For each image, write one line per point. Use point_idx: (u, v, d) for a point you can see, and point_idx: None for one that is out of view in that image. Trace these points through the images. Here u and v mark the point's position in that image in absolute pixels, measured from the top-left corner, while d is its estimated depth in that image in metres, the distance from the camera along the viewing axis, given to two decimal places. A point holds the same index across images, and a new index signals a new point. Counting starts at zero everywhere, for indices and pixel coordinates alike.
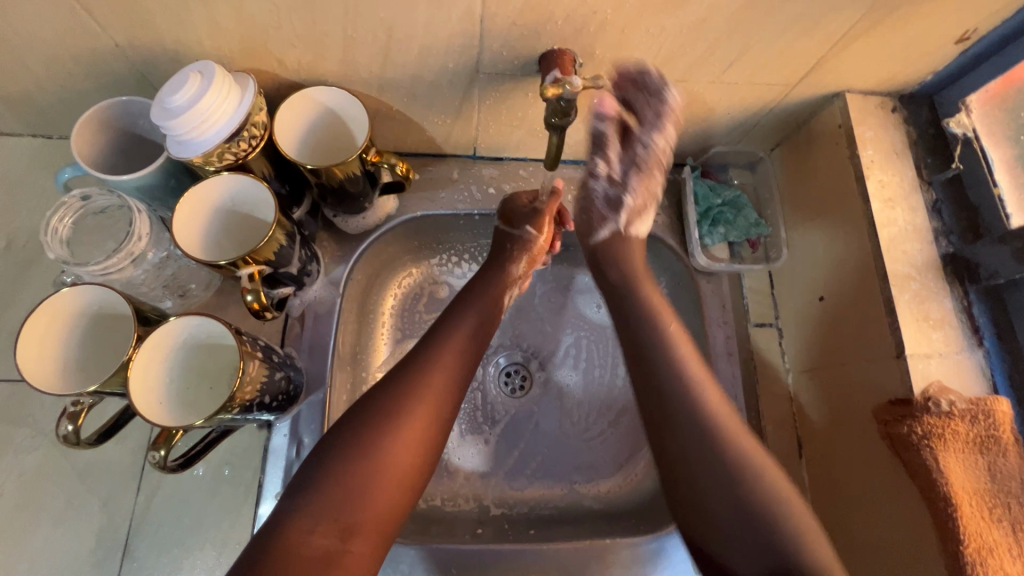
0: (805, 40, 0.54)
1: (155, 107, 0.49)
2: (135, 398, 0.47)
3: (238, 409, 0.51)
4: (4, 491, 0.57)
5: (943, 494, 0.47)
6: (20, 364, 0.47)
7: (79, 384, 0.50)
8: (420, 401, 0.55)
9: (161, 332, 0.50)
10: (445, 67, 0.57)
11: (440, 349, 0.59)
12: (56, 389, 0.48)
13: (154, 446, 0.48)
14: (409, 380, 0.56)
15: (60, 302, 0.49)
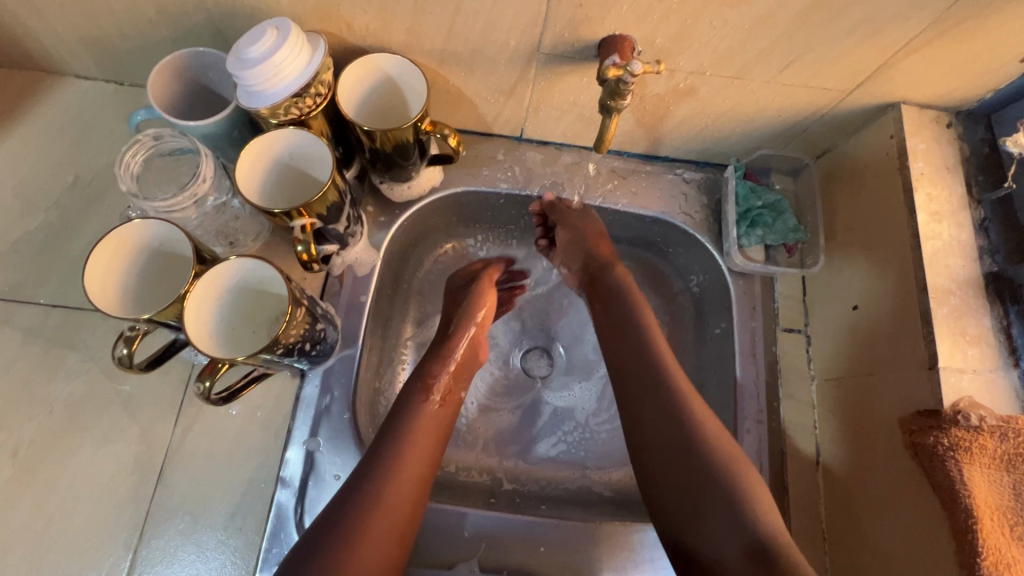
0: (867, 46, 0.54)
1: (231, 57, 0.52)
2: (188, 329, 0.50)
3: (281, 351, 0.53)
4: (52, 409, 0.60)
5: (965, 506, 0.47)
6: (87, 282, 0.49)
7: (134, 311, 0.52)
8: (388, 484, 0.53)
9: (218, 271, 0.52)
10: (506, 45, 0.58)
11: (407, 439, 0.56)
12: (116, 312, 0.51)
13: (200, 377, 0.51)
14: (376, 469, 0.54)
15: (129, 232, 0.51)
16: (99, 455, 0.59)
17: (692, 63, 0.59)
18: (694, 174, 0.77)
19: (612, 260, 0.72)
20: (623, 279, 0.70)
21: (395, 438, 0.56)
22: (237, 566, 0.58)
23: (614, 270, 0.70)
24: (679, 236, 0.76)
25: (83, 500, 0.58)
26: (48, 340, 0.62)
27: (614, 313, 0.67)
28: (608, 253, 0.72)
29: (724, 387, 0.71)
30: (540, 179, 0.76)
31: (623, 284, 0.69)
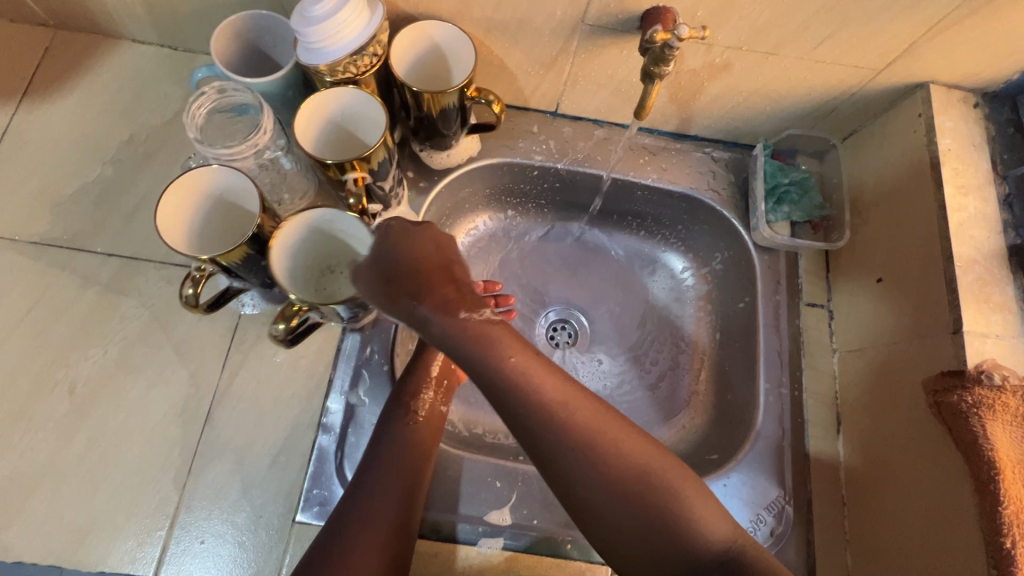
0: (901, 23, 0.57)
1: (296, 15, 0.55)
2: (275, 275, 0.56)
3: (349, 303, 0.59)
4: (106, 350, 0.63)
5: (987, 458, 0.49)
6: (159, 214, 0.53)
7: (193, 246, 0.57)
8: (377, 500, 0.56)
9: (299, 221, 0.57)
10: (553, 15, 0.61)
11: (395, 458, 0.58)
12: (178, 245, 0.55)
13: (275, 322, 0.58)
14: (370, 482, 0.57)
15: (202, 176, 0.55)
16: (150, 396, 0.62)
17: (730, 37, 0.61)
18: (722, 153, 0.80)
19: (449, 300, 0.57)
20: (459, 328, 0.55)
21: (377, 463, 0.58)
22: (278, 506, 0.60)
23: (441, 314, 0.55)
24: (705, 213, 0.79)
25: (135, 437, 0.61)
26: (105, 285, 0.65)
27: (472, 357, 0.53)
28: (445, 292, 0.57)
29: (747, 358, 0.73)
30: (573, 153, 0.78)
31: (469, 325, 0.55)
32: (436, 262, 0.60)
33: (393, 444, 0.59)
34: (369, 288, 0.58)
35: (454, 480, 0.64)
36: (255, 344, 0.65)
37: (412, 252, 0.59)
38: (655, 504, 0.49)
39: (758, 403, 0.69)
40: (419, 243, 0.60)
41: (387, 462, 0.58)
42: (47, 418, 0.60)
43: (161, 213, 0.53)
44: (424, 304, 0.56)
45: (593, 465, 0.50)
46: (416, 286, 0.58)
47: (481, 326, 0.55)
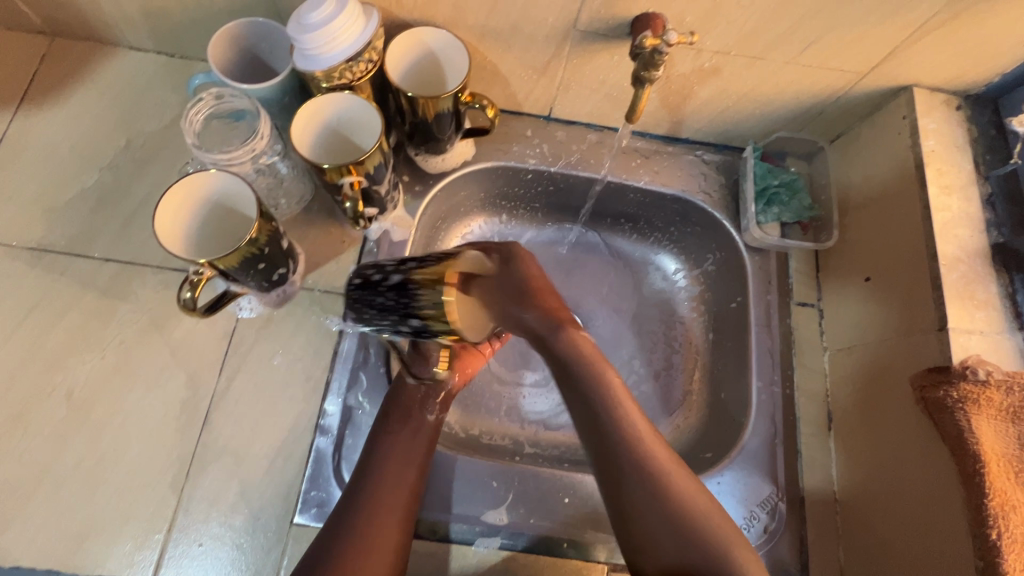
0: (884, 28, 0.58)
1: (292, 23, 0.56)
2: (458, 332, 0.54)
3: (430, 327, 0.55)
4: (104, 355, 0.63)
5: (973, 452, 0.50)
6: (158, 215, 0.54)
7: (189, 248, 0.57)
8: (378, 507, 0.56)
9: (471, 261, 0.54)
10: (545, 20, 0.62)
11: (391, 464, 0.58)
12: (174, 247, 0.55)
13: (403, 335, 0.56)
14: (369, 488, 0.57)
15: (204, 179, 0.56)
16: (148, 400, 0.62)
17: (718, 42, 0.62)
18: (713, 156, 0.81)
19: (560, 316, 0.57)
20: (573, 342, 0.55)
21: (374, 469, 0.58)
22: (276, 508, 0.60)
23: (555, 329, 0.55)
24: (697, 214, 0.80)
25: (132, 441, 0.61)
26: (102, 290, 0.66)
27: (573, 368, 0.54)
28: (552, 305, 0.58)
29: (739, 357, 0.74)
30: (567, 156, 0.79)
31: (573, 343, 0.55)
32: (540, 277, 0.60)
33: (387, 454, 0.59)
34: (495, 300, 0.56)
35: (450, 481, 0.64)
36: (252, 347, 0.66)
37: (512, 267, 0.59)
38: (700, 529, 0.49)
39: (751, 402, 0.70)
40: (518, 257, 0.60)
41: (383, 473, 0.57)
42: (45, 422, 0.61)
43: (160, 214, 0.54)
44: (534, 312, 0.56)
45: (649, 484, 0.50)
46: (523, 291, 0.57)
47: (574, 344, 0.55)
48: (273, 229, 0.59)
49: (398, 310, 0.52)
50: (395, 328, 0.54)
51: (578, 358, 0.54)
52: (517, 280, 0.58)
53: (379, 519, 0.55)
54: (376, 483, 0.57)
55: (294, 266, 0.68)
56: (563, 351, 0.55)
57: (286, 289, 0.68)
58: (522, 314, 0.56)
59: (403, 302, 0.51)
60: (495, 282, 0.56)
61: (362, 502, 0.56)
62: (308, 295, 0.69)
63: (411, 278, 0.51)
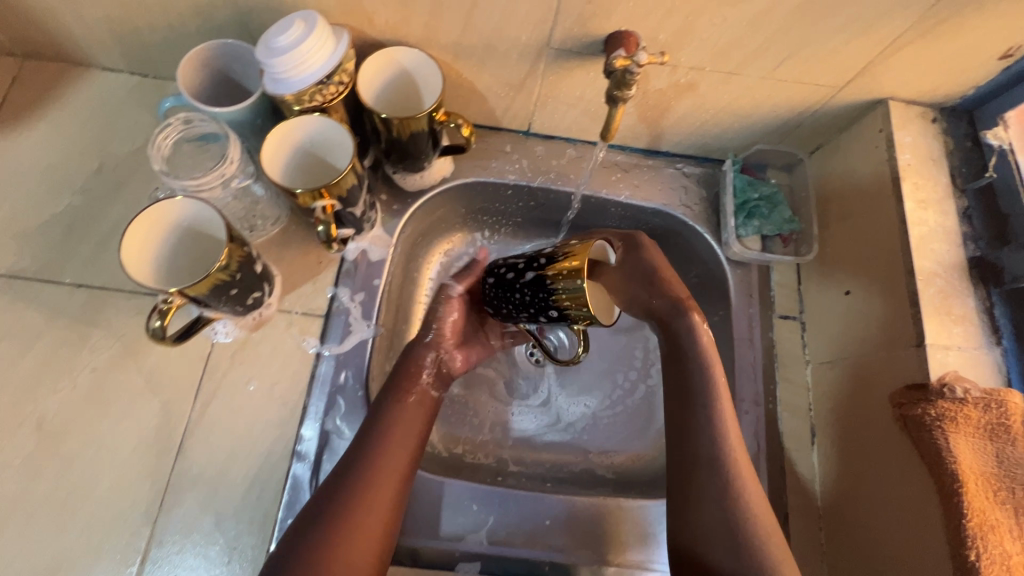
0: (857, 43, 0.58)
1: (260, 47, 0.55)
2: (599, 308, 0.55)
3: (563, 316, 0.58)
4: (76, 384, 0.62)
5: (951, 471, 0.50)
6: (125, 240, 0.53)
7: (159, 273, 0.56)
8: (373, 476, 0.55)
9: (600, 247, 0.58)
10: (518, 39, 0.62)
11: (387, 438, 0.57)
12: (142, 274, 0.54)
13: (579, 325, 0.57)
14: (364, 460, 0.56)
15: (173, 206, 0.55)
16: (122, 429, 0.61)
17: (692, 59, 0.62)
18: (693, 168, 0.81)
19: (686, 304, 0.60)
20: (693, 329, 0.59)
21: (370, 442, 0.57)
22: (252, 537, 0.59)
23: (677, 314, 0.59)
24: (679, 228, 0.79)
25: (106, 471, 0.60)
26: (73, 318, 0.65)
27: (676, 357, 0.60)
28: (675, 295, 0.60)
29: (722, 371, 0.74)
30: (546, 172, 0.78)
31: (694, 333, 0.59)
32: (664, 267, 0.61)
33: (391, 424, 0.58)
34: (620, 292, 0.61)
35: (430, 503, 0.63)
36: (228, 372, 0.65)
37: (641, 265, 0.61)
38: (748, 538, 0.52)
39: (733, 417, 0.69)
40: (649, 251, 0.62)
41: (385, 440, 0.57)
42: (14, 454, 0.59)
43: (128, 240, 0.53)
44: (658, 295, 0.60)
45: (729, 510, 0.53)
46: (651, 276, 0.61)
47: (684, 325, 0.59)
48: (245, 253, 0.58)
49: (540, 304, 0.57)
50: (534, 318, 0.60)
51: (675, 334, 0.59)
52: (646, 265, 0.61)
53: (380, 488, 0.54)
54: (377, 452, 0.56)
55: (270, 289, 0.67)
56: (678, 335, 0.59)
57: (261, 311, 0.67)
58: (648, 295, 0.60)
59: (542, 296, 0.56)
60: (629, 266, 0.61)
61: (361, 465, 0.55)
62: (284, 318, 0.68)
63: (546, 275, 0.55)
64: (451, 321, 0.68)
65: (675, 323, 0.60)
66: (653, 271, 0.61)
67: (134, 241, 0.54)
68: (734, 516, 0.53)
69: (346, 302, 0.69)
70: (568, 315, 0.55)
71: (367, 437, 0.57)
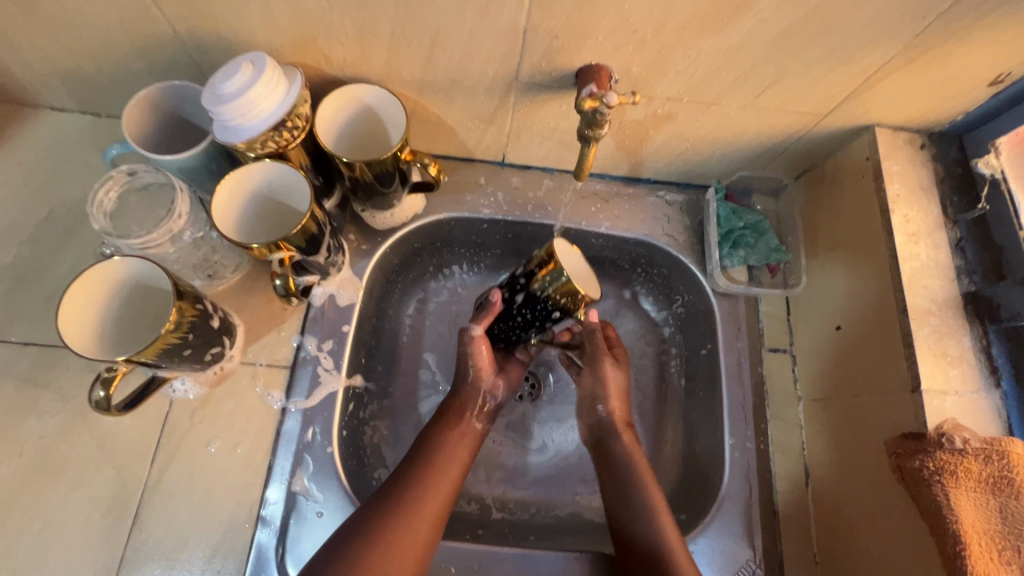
0: (840, 73, 0.55)
1: (206, 93, 0.52)
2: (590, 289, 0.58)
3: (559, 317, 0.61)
4: (23, 453, 0.59)
5: (952, 531, 0.47)
6: (60, 306, 0.49)
7: (101, 337, 0.52)
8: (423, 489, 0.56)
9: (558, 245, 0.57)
10: (484, 74, 0.58)
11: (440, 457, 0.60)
12: (81, 341, 0.51)
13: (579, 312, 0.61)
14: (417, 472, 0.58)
15: (113, 265, 0.51)
16: (73, 500, 0.58)
17: (669, 90, 0.59)
18: (676, 196, 0.78)
19: (619, 420, 0.66)
20: (629, 447, 0.64)
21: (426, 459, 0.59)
22: None
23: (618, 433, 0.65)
24: (663, 258, 0.76)
25: (55, 547, 0.56)
26: (19, 381, 0.60)
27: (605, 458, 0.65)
28: (615, 416, 0.66)
29: (711, 410, 0.70)
30: (523, 204, 0.75)
31: (626, 450, 0.64)
32: (617, 388, 0.67)
33: (441, 447, 0.61)
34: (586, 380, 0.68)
35: None
36: (186, 433, 0.61)
37: (599, 388, 0.67)
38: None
39: (724, 461, 0.66)
40: (608, 381, 0.67)
41: (434, 460, 0.60)
42: None
43: (65, 304, 0.50)
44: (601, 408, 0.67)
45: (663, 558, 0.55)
46: (606, 385, 0.67)
47: (616, 443, 0.65)
48: (198, 309, 0.55)
49: (542, 317, 0.60)
50: (540, 329, 0.63)
51: (609, 444, 0.65)
52: (607, 381, 0.67)
53: (424, 502, 0.56)
54: (426, 470, 0.58)
55: (231, 341, 0.63)
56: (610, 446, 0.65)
57: (223, 365, 0.63)
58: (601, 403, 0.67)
59: (540, 308, 0.59)
60: (589, 373, 0.68)
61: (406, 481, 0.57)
62: (247, 371, 0.64)
63: (534, 291, 0.58)
64: (485, 356, 0.65)
65: (607, 433, 0.66)
66: (602, 391, 0.67)
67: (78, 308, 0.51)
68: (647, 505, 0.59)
69: (313, 352, 0.66)
70: (570, 308, 0.59)
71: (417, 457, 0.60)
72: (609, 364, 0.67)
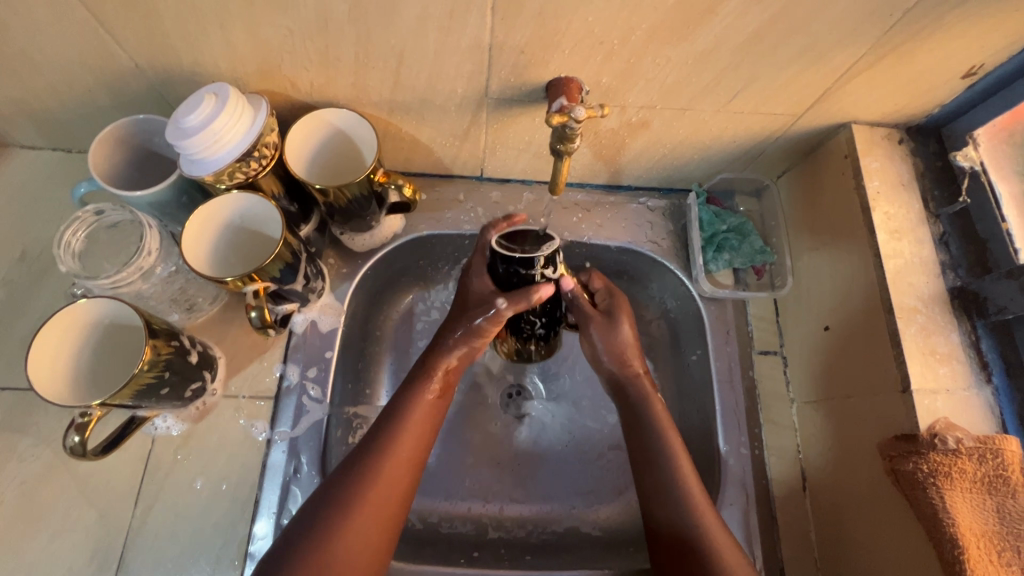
0: (811, 73, 0.55)
1: (170, 126, 0.51)
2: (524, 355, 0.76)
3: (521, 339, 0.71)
4: (3, 501, 0.57)
5: (950, 535, 0.46)
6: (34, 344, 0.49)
7: (74, 376, 0.52)
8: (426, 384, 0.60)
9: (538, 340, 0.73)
10: (454, 92, 0.58)
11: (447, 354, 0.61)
12: (48, 381, 0.50)
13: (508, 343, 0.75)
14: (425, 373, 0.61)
15: (89, 304, 0.51)
16: (55, 545, 0.56)
17: (641, 98, 0.58)
18: (658, 201, 0.77)
19: (629, 372, 0.64)
20: (642, 391, 0.63)
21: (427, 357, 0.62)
22: None
23: (630, 377, 0.64)
24: (648, 265, 0.75)
25: None
26: None
27: (624, 397, 0.64)
28: (627, 368, 0.64)
29: (704, 417, 0.69)
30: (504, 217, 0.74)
31: (645, 397, 0.62)
32: (626, 341, 0.64)
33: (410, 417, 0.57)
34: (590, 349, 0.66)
35: None
36: (170, 471, 0.60)
37: (601, 352, 0.65)
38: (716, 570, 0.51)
39: (719, 469, 0.65)
40: (611, 337, 0.64)
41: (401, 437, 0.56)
42: None
43: (39, 344, 0.49)
44: (611, 363, 0.64)
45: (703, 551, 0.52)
46: (612, 353, 0.64)
47: (637, 385, 0.63)
48: (173, 346, 0.54)
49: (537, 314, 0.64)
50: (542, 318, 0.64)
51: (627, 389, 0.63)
52: (613, 342, 0.64)
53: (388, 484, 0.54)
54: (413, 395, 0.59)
55: (212, 375, 0.62)
56: (626, 391, 0.63)
57: (205, 399, 0.62)
58: (612, 364, 0.64)
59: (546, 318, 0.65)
60: (589, 342, 0.65)
61: (376, 458, 0.54)
62: (230, 404, 0.63)
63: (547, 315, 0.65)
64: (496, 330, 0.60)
65: (622, 369, 0.64)
66: (608, 355, 0.64)
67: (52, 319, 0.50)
68: (682, 494, 0.55)
69: (296, 381, 0.65)
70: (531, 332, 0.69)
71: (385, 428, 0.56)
72: (612, 319, 0.64)
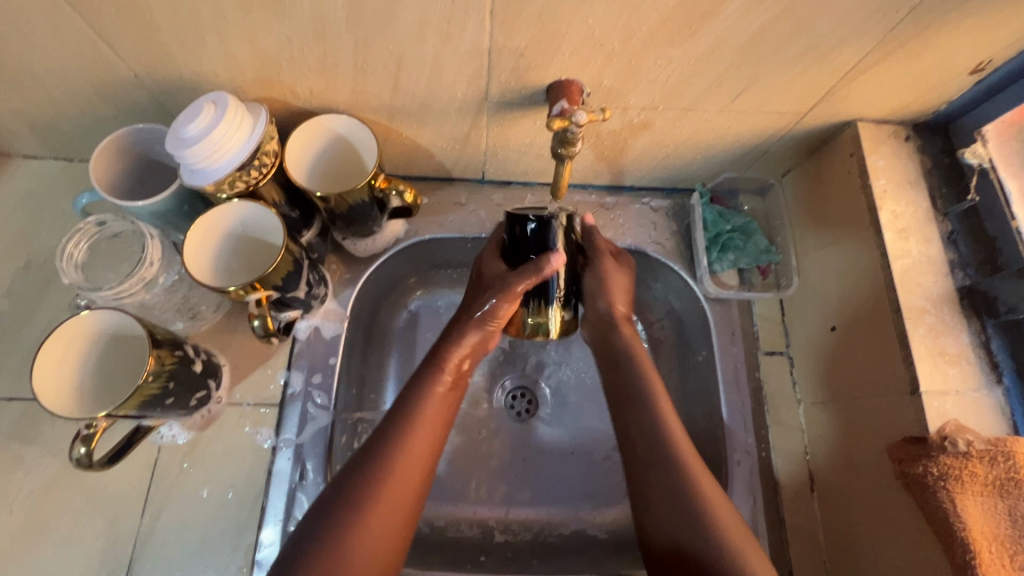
0: (816, 70, 0.54)
1: (171, 137, 0.51)
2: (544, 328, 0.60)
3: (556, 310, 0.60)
4: (12, 510, 0.58)
5: (959, 538, 0.46)
6: (44, 348, 0.49)
7: (75, 381, 0.52)
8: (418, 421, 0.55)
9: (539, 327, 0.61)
10: (454, 96, 0.57)
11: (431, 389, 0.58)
12: (54, 387, 0.50)
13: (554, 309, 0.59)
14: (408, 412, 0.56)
15: (96, 314, 0.52)
16: (64, 554, 0.57)
17: (643, 100, 0.58)
18: (661, 201, 0.76)
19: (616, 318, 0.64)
20: (629, 340, 0.63)
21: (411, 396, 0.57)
22: None
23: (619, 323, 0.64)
24: (652, 266, 0.75)
25: None
26: (3, 439, 0.59)
27: (608, 344, 0.64)
28: (616, 312, 0.64)
29: (710, 419, 0.69)
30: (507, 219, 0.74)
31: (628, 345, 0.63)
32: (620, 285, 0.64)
33: (424, 408, 0.56)
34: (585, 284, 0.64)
35: None
36: (177, 479, 0.60)
37: (598, 290, 0.63)
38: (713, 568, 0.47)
39: (725, 472, 0.64)
40: (609, 278, 0.63)
41: (386, 479, 0.51)
42: None
43: (49, 347, 0.50)
44: (604, 302, 0.63)
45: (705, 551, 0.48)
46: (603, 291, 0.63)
47: (621, 332, 0.63)
48: (177, 356, 0.54)
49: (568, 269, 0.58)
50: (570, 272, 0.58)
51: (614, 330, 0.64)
52: (611, 282, 0.63)
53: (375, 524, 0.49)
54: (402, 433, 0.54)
55: (217, 383, 0.62)
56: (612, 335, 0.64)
57: (210, 407, 0.62)
58: (604, 305, 0.63)
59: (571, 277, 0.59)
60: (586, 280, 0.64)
61: (370, 484, 0.50)
62: (234, 411, 0.63)
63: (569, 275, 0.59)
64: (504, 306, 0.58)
65: (612, 315, 0.64)
66: (599, 296, 0.63)
67: (62, 325, 0.51)
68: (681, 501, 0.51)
69: (300, 387, 0.65)
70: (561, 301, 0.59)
71: (391, 437, 0.54)
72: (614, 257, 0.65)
